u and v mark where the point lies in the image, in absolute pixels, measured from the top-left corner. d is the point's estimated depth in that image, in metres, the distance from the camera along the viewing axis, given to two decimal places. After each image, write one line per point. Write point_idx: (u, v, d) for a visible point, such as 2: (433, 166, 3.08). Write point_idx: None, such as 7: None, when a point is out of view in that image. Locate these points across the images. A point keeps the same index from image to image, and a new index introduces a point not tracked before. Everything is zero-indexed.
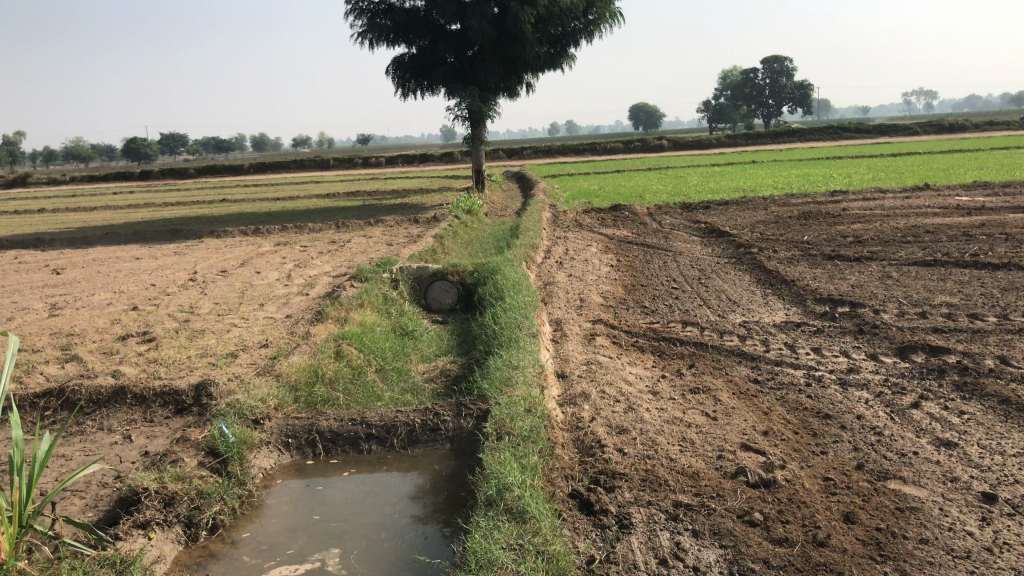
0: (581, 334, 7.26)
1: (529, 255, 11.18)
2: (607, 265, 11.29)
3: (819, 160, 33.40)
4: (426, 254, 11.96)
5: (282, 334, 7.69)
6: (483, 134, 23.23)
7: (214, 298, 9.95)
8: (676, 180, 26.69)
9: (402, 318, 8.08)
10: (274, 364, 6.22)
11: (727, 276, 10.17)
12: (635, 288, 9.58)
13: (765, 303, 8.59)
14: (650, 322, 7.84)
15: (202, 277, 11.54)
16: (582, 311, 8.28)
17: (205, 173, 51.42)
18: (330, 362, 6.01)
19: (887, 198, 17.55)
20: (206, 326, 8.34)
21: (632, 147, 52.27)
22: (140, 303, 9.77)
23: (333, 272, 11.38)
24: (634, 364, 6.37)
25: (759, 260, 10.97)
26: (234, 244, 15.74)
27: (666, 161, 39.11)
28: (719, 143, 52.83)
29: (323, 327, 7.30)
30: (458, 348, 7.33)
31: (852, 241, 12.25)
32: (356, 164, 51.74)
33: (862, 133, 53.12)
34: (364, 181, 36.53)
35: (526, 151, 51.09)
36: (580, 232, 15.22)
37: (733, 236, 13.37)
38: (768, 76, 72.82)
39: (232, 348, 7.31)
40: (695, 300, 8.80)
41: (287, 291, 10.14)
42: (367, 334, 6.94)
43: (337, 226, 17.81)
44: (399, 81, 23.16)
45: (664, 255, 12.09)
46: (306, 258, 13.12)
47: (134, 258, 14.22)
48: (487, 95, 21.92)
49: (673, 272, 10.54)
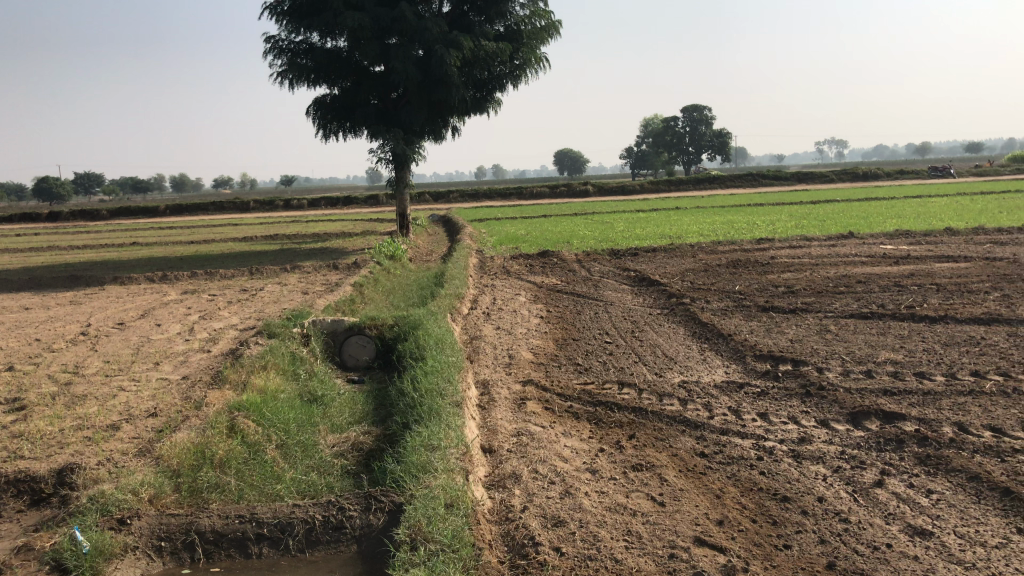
0: (510, 399, 6.61)
1: (454, 307, 10.55)
2: (536, 316, 10.74)
3: (742, 207, 33.69)
4: (343, 304, 11.21)
5: (174, 401, 6.84)
6: (408, 177, 22.59)
7: (105, 355, 9.01)
8: (603, 226, 26.47)
9: (313, 381, 7.33)
10: (156, 441, 5.40)
11: (661, 329, 9.70)
12: (567, 342, 9.02)
13: (704, 360, 8.11)
14: (584, 383, 7.25)
15: (95, 331, 10.56)
16: (511, 371, 7.64)
17: (117, 215, 49.46)
18: (221, 440, 5.23)
19: (813, 246, 17.52)
20: (90, 389, 7.43)
21: (557, 193, 52.29)
22: (18, 361, 8.76)
23: (241, 324, 10.54)
24: (570, 436, 5.74)
25: (692, 311, 10.58)
26: (137, 292, 14.69)
27: (592, 206, 39.08)
28: (642, 189, 53.40)
29: (221, 394, 6.50)
30: (374, 417, 6.60)
31: (784, 291, 11.97)
32: (277, 207, 50.57)
33: (780, 180, 54.34)
34: (284, 224, 35.48)
35: (451, 195, 50.60)
36: (507, 280, 14.68)
37: (664, 285, 12.99)
38: (689, 124, 74.26)
39: (113, 417, 6.45)
40: (630, 357, 8.27)
41: (188, 347, 9.26)
42: (270, 402, 6.18)
43: (252, 272, 16.90)
44: (321, 123, 22.43)
45: (594, 305, 11.61)
46: (214, 308, 12.21)
47: (22, 308, 13.07)
48: (411, 138, 21.34)
49: (605, 325, 10.03)
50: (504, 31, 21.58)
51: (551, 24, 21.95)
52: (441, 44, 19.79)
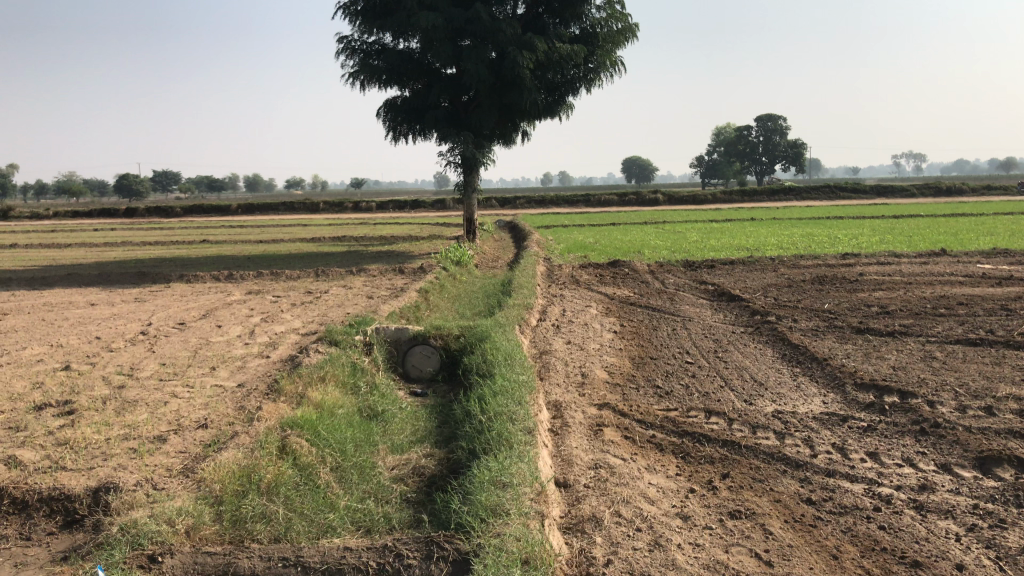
0: (586, 425, 6.02)
1: (524, 318, 10.00)
2: (610, 331, 10.13)
3: (820, 220, 32.46)
4: (407, 311, 10.75)
5: (227, 412, 6.42)
6: (476, 181, 22.15)
7: (162, 357, 8.68)
8: (676, 235, 25.68)
9: (373, 395, 6.83)
10: (203, 459, 4.94)
11: (746, 350, 9.01)
12: (645, 361, 8.39)
13: (797, 388, 7.40)
14: (666, 408, 6.62)
15: (155, 331, 10.28)
16: (585, 392, 7.05)
17: (191, 212, 50.29)
18: (272, 461, 4.74)
19: (903, 263, 16.50)
20: (142, 395, 7.07)
21: (626, 200, 51.47)
22: (74, 360, 8.48)
23: (304, 329, 10.16)
24: (655, 472, 5.13)
25: (780, 331, 9.84)
26: (201, 291, 14.49)
27: (662, 215, 38.20)
28: (714, 199, 52.22)
29: (276, 407, 6.04)
30: (437, 439, 6.07)
31: (877, 312, 11.12)
32: (346, 209, 50.84)
33: (858, 193, 52.55)
34: (352, 226, 35.46)
35: (518, 200, 50.17)
36: (577, 291, 14.09)
37: (745, 301, 12.24)
38: (762, 134, 72.54)
39: (162, 428, 6.03)
40: (715, 381, 7.61)
41: (247, 351, 8.88)
42: (327, 419, 5.69)
43: (317, 274, 16.63)
44: (391, 124, 22.19)
45: (671, 320, 10.95)
46: (277, 311, 11.88)
47: (88, 303, 12.95)
48: (481, 141, 20.91)
49: (685, 343, 9.37)
50: (579, 34, 20.99)
51: (627, 27, 21.27)
52: (514, 46, 19.31)
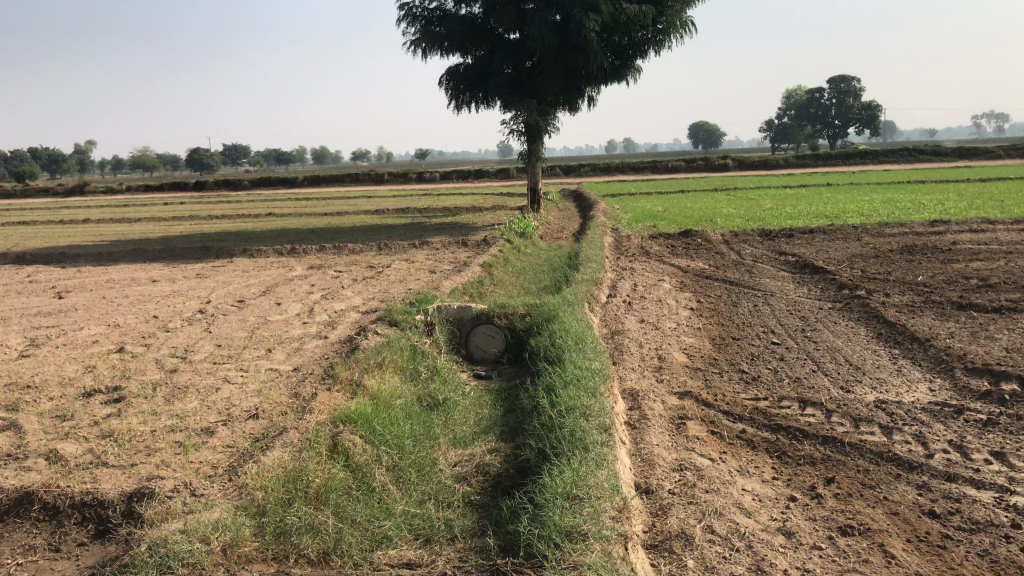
0: (667, 418, 5.45)
1: (593, 294, 9.43)
2: (687, 307, 9.50)
3: (901, 184, 30.88)
4: (471, 287, 10.25)
5: (279, 400, 6.03)
6: (541, 150, 21.52)
7: (217, 338, 8.37)
8: (748, 203, 24.68)
9: (434, 382, 6.36)
10: (248, 459, 4.53)
11: (837, 329, 8.30)
12: (726, 342, 7.78)
13: (899, 372, 6.70)
14: (754, 397, 6.02)
15: (213, 309, 10.01)
16: (663, 379, 6.48)
17: (258, 184, 50.68)
18: (322, 463, 4.31)
19: (999, 230, 15.37)
20: (193, 380, 6.73)
21: (694, 166, 50.14)
22: (129, 342, 8.22)
23: (363, 307, 9.76)
24: (748, 476, 4.54)
25: (872, 307, 9.08)
26: (263, 266, 14.24)
27: (732, 181, 36.98)
28: (786, 164, 50.45)
29: (330, 396, 5.61)
30: (503, 432, 5.58)
31: (978, 285, 10.23)
32: (410, 179, 50.62)
33: (940, 156, 50.12)
34: (416, 197, 35.17)
35: (583, 168, 49.24)
36: (648, 263, 13.43)
37: (831, 273, 11.43)
38: (836, 96, 69.78)
39: (211, 419, 5.66)
40: (806, 365, 6.96)
41: (304, 331, 8.52)
42: (384, 411, 5.24)
43: (379, 247, 16.28)
44: (453, 92, 21.68)
45: (751, 295, 10.26)
46: (337, 287, 11.51)
47: (150, 280, 12.80)
48: (546, 108, 20.23)
49: (768, 321, 8.71)
50: None
51: None
52: (580, 8, 18.52)
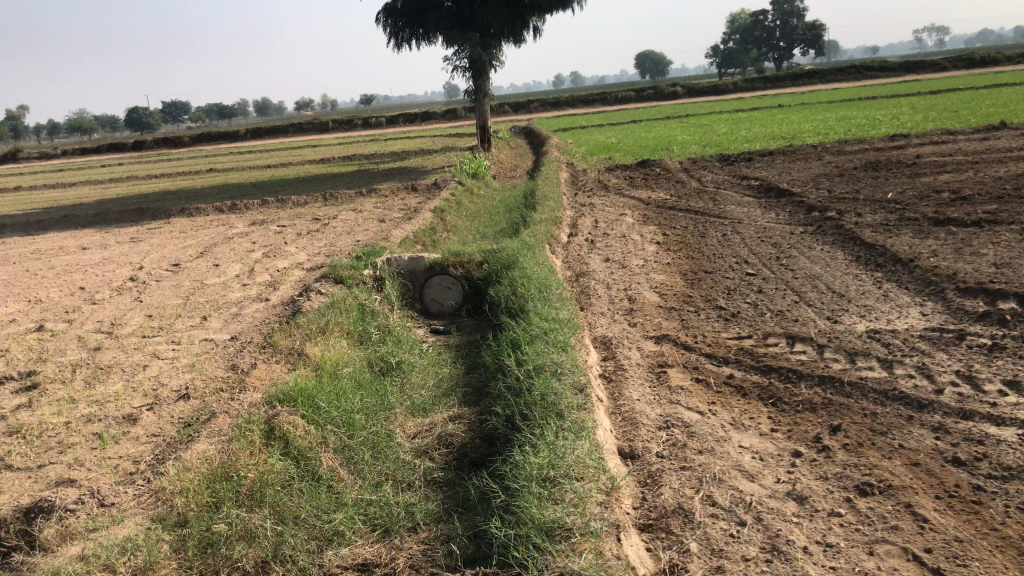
0: (646, 368, 4.92)
1: (554, 235, 8.83)
2: (652, 241, 8.96)
3: (853, 101, 30.49)
4: (423, 235, 9.58)
5: (214, 376, 5.37)
6: (488, 86, 20.64)
7: (147, 308, 7.63)
8: (702, 129, 24.11)
9: (388, 344, 5.73)
10: (173, 454, 3.91)
11: (813, 254, 7.82)
12: (699, 276, 7.26)
13: (886, 298, 6.24)
14: (737, 336, 5.52)
15: (145, 275, 9.20)
16: (636, 322, 5.96)
17: (198, 140, 48.85)
18: (256, 453, 3.68)
19: (961, 142, 14.98)
20: (118, 357, 6.01)
21: (644, 96, 49.42)
22: (49, 318, 7.45)
23: (308, 263, 9.05)
24: (744, 429, 4.02)
25: (846, 229, 8.60)
26: (202, 225, 13.36)
27: (683, 109, 36.32)
28: (736, 88, 49.82)
29: (270, 368, 4.96)
30: (466, 396, 5.00)
31: (951, 198, 9.80)
32: (356, 125, 49.16)
33: (887, 71, 49.76)
34: (362, 144, 34.04)
35: (532, 104, 48.19)
36: (607, 197, 12.84)
37: (798, 195, 10.94)
38: (780, 17, 68.90)
39: (135, 403, 4.97)
40: (787, 296, 6.47)
41: (244, 294, 7.79)
42: (330, 383, 4.61)
43: (325, 197, 15.44)
44: (392, 30, 20.65)
45: (719, 224, 9.74)
46: (280, 243, 10.74)
47: (78, 247, 11.89)
48: (490, 42, 19.32)
49: (740, 250, 8.20)
50: None
51: None
52: None
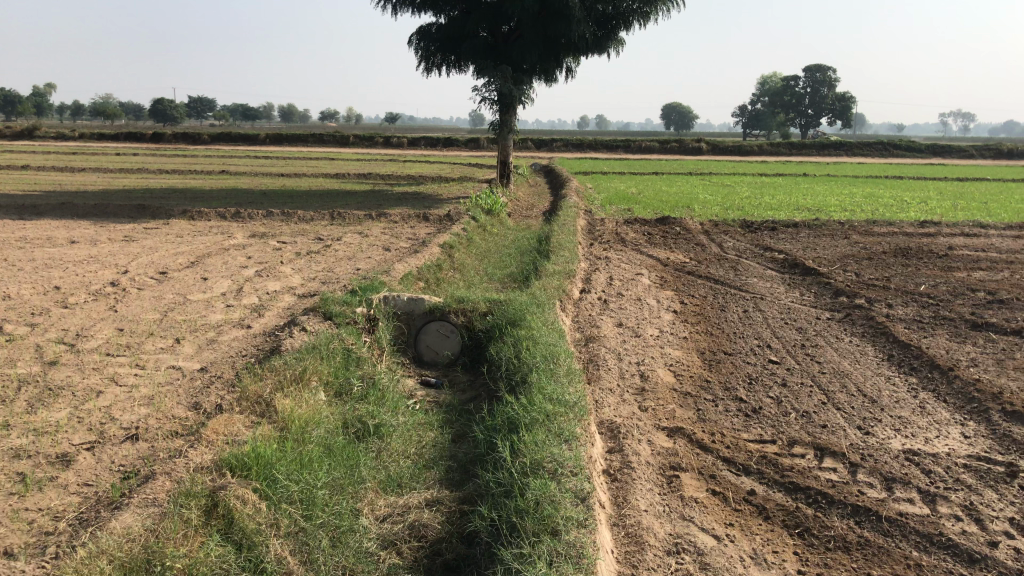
0: (657, 470, 4.33)
1: (566, 291, 8.28)
2: (669, 310, 8.41)
3: (878, 179, 30.04)
4: (426, 273, 9.05)
5: (173, 417, 4.80)
6: (513, 122, 20.24)
7: (121, 320, 7.07)
8: (724, 190, 23.67)
9: (369, 401, 5.15)
10: (97, 522, 3.33)
11: (840, 347, 7.24)
12: (718, 357, 6.69)
13: (923, 410, 5.63)
14: (759, 439, 4.93)
15: (128, 282, 8.66)
16: (646, 406, 5.39)
17: (218, 139, 48.59)
18: (188, 536, 3.11)
19: (993, 237, 14.43)
20: (72, 378, 5.43)
21: (667, 148, 49.13)
22: (13, 320, 6.90)
23: (301, 289, 8.49)
24: (765, 568, 3.44)
25: (877, 321, 8.02)
26: (201, 231, 12.84)
27: (705, 166, 35.93)
28: (760, 151, 49.49)
29: (231, 419, 4.38)
30: (449, 475, 4.42)
31: (988, 299, 9.23)
32: (377, 143, 48.91)
33: (913, 152, 49.37)
34: (380, 163, 33.68)
35: (554, 143, 47.93)
36: (624, 252, 12.33)
37: (824, 276, 10.40)
38: (810, 86, 68.82)
39: (74, 439, 4.39)
40: (814, 395, 5.88)
41: (226, 318, 7.22)
42: (295, 450, 4.03)
43: (333, 216, 14.94)
44: (424, 54, 20.31)
45: (740, 298, 9.19)
46: (277, 262, 10.19)
47: (67, 241, 11.36)
48: (521, 77, 18.97)
49: (762, 332, 7.64)
50: None
51: None
52: None
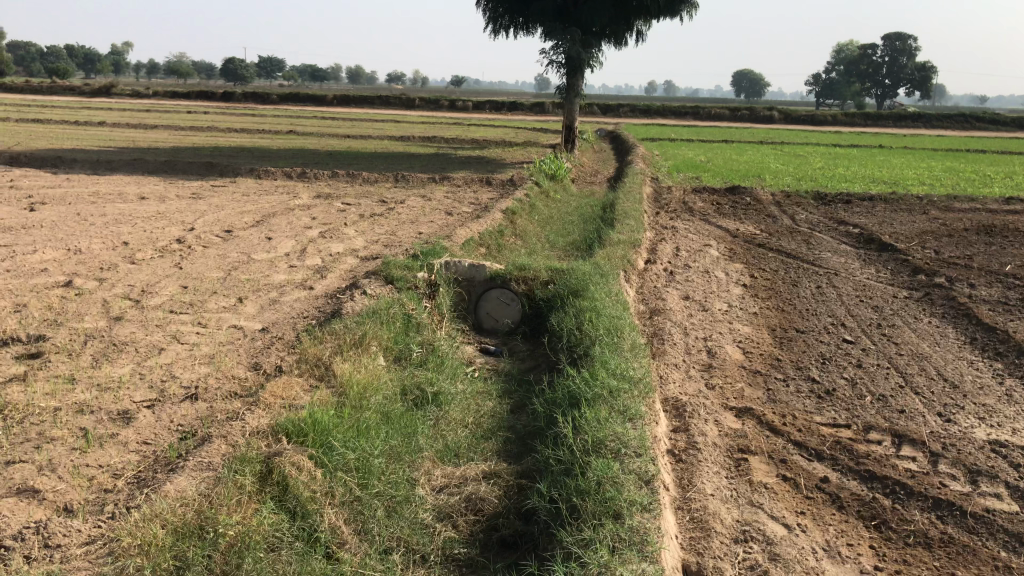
0: (724, 452, 4.15)
1: (631, 261, 8.07)
2: (738, 284, 8.14)
3: (959, 153, 28.84)
4: (489, 239, 8.92)
5: (233, 378, 4.78)
6: (581, 86, 19.88)
7: (186, 277, 7.11)
8: (795, 160, 22.98)
9: (428, 368, 5.06)
10: (154, 482, 3.30)
11: (920, 328, 6.90)
12: (789, 335, 6.44)
13: (1010, 398, 5.31)
14: (833, 423, 4.70)
15: (194, 239, 8.72)
16: (714, 384, 5.20)
17: (287, 99, 49.00)
18: (242, 502, 3.06)
19: None
20: (136, 334, 5.46)
21: (738, 116, 47.97)
22: (82, 274, 6.98)
23: (363, 252, 8.45)
24: (840, 562, 3.25)
25: (959, 302, 7.62)
26: (267, 191, 12.91)
27: (776, 135, 34.96)
28: (834, 121, 47.99)
29: (289, 383, 4.32)
30: (507, 447, 4.31)
31: None
32: (442, 106, 48.79)
33: (997, 125, 47.28)
34: (445, 126, 33.58)
35: (621, 108, 47.18)
36: (692, 222, 12.01)
37: (902, 252, 9.98)
38: (889, 54, 66.30)
39: (135, 397, 4.39)
40: (891, 378, 5.60)
41: (288, 278, 7.21)
42: (352, 418, 3.95)
43: (397, 179, 14.91)
44: (492, 15, 20.02)
45: (812, 274, 8.86)
46: (340, 223, 10.18)
47: (137, 197, 11.52)
48: (590, 40, 18.59)
49: (836, 310, 7.33)
50: None
51: None
52: None
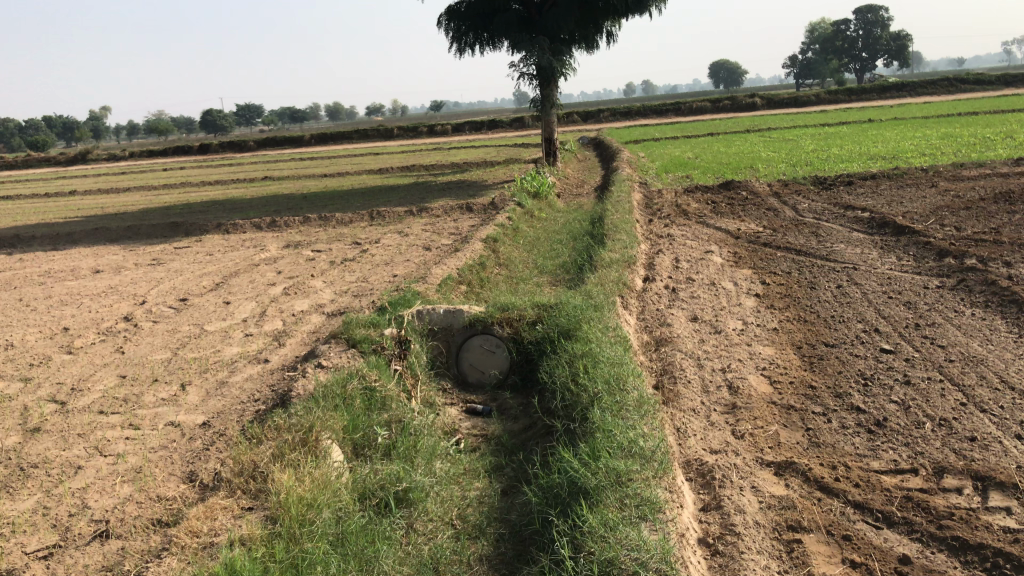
0: (771, 534, 3.27)
1: (627, 284, 7.21)
2: (750, 294, 7.25)
3: (951, 118, 27.90)
4: (468, 275, 8.06)
5: (157, 499, 3.90)
6: (556, 96, 19.07)
7: (125, 364, 6.23)
8: (785, 145, 22.16)
9: (397, 455, 4.19)
10: None
11: (965, 323, 6.00)
12: (819, 352, 5.54)
13: None
14: (897, 468, 3.81)
15: (144, 315, 7.86)
16: (743, 431, 4.31)
17: (265, 145, 48.38)
18: None
19: None
20: (50, 451, 4.58)
21: (720, 105, 47.20)
22: (7, 375, 6.11)
23: (329, 307, 7.56)
24: None
25: (1002, 284, 6.72)
26: (233, 246, 12.06)
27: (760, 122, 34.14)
28: (817, 100, 47.14)
29: (214, 508, 3.45)
30: (498, 550, 3.43)
31: None
32: (422, 133, 48.14)
33: (982, 84, 46.37)
34: (425, 153, 32.83)
35: (601, 113, 46.40)
36: (689, 226, 11.15)
37: (922, 233, 9.10)
38: (863, 28, 65.59)
39: (29, 547, 3.51)
40: (950, 395, 4.69)
41: (242, 352, 6.33)
42: (289, 556, 3.08)
43: (372, 216, 14.06)
44: (456, 34, 19.26)
45: (830, 271, 7.98)
46: (308, 275, 9.32)
47: (90, 271, 10.66)
48: (560, 48, 17.83)
49: (865, 312, 6.44)
50: None
51: None
52: None
